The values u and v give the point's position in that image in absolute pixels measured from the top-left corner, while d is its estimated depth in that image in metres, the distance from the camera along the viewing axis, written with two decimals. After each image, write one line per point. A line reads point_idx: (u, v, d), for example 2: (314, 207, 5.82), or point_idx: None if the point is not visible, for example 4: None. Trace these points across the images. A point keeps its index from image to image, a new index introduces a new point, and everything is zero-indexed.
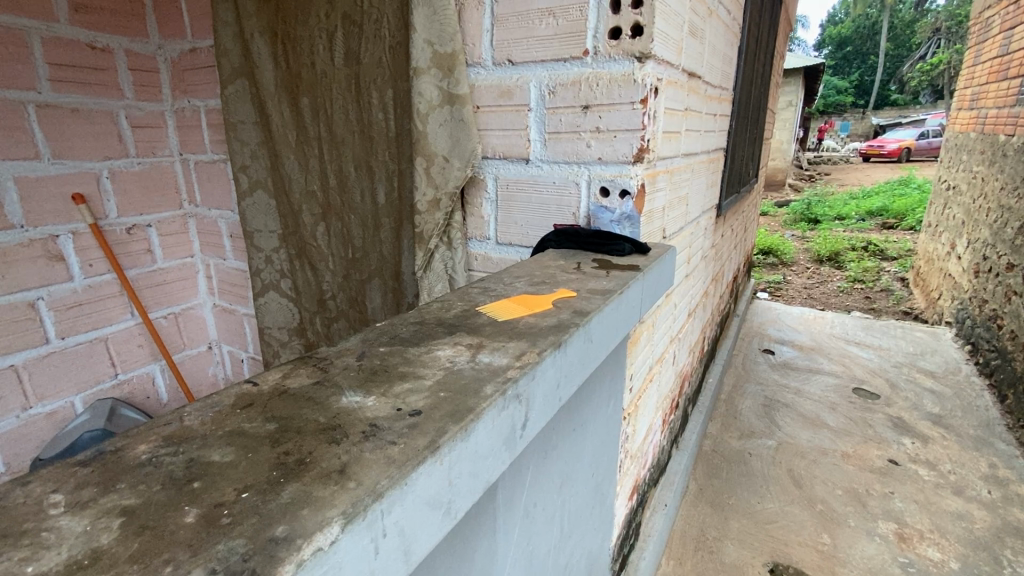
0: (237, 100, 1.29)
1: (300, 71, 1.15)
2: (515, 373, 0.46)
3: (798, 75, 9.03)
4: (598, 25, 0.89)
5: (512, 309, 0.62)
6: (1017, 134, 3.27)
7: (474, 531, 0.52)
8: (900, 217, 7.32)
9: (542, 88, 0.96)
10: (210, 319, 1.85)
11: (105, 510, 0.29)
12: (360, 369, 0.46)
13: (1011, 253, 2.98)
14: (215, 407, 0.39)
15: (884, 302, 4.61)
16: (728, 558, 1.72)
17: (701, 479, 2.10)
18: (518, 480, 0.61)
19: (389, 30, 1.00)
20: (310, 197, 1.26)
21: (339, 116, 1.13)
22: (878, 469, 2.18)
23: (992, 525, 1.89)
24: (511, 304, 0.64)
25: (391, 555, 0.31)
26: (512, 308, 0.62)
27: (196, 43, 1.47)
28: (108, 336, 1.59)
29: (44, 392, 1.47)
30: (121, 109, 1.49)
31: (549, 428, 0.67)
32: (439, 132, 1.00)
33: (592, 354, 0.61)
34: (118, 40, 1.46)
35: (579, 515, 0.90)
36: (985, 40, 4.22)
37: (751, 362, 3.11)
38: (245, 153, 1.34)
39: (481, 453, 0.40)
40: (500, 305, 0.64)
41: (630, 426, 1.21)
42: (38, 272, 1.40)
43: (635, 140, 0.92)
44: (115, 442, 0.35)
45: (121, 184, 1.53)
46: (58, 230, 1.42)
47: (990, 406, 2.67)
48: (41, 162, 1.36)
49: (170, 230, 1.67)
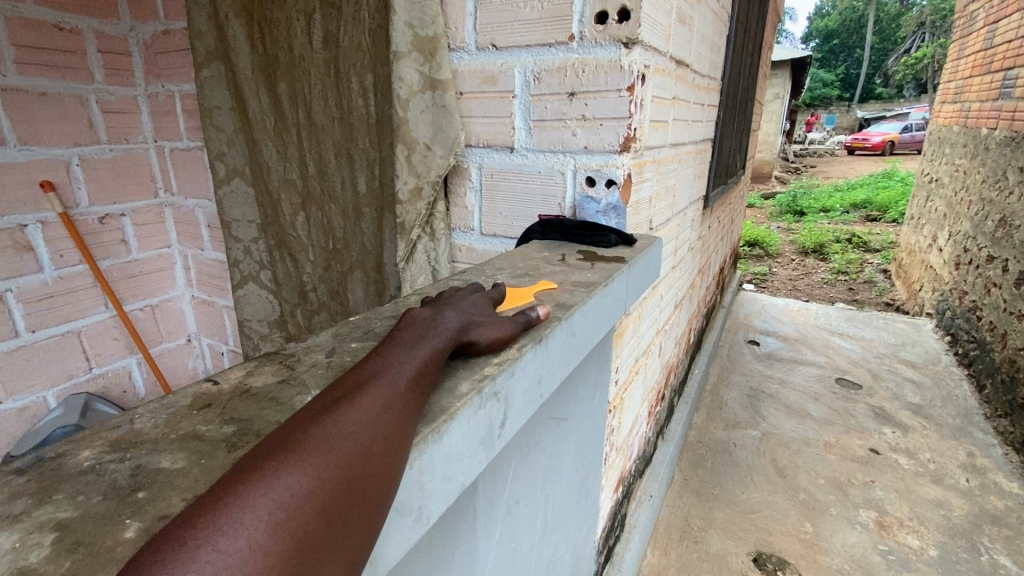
0: (213, 85, 1.25)
1: (276, 55, 1.11)
2: (493, 369, 0.44)
3: (787, 67, 9.03)
4: (585, 9, 0.86)
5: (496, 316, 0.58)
6: (999, 128, 3.30)
7: (453, 533, 0.51)
8: (883, 209, 7.41)
9: (527, 74, 0.94)
10: (188, 312, 1.81)
11: (37, 524, 0.26)
12: (330, 367, 0.44)
13: (992, 245, 3.02)
14: (170, 409, 0.37)
15: (866, 294, 4.67)
16: (713, 548, 1.73)
17: (686, 470, 2.11)
18: (499, 478, 0.59)
19: (369, 12, 0.96)
20: (289, 185, 1.22)
21: (318, 101, 1.10)
22: (860, 458, 2.21)
23: (969, 513, 1.93)
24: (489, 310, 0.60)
25: None
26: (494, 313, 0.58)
27: (170, 25, 1.42)
28: (81, 329, 1.54)
29: (14, 387, 1.42)
30: (91, 94, 1.43)
31: (532, 425, 0.66)
32: (421, 119, 0.97)
33: (575, 348, 0.60)
34: (87, 21, 1.40)
35: (562, 511, 0.89)
36: (969, 33, 4.25)
37: (736, 353, 3.13)
38: (221, 140, 1.30)
39: (456, 454, 0.38)
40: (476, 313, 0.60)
41: (615, 420, 1.20)
42: (6, 263, 1.35)
43: (622, 129, 0.89)
44: (57, 448, 0.33)
45: (92, 172, 1.47)
46: (26, 219, 1.36)
47: (968, 396, 2.72)
48: (6, 148, 1.30)
49: (146, 220, 1.62)
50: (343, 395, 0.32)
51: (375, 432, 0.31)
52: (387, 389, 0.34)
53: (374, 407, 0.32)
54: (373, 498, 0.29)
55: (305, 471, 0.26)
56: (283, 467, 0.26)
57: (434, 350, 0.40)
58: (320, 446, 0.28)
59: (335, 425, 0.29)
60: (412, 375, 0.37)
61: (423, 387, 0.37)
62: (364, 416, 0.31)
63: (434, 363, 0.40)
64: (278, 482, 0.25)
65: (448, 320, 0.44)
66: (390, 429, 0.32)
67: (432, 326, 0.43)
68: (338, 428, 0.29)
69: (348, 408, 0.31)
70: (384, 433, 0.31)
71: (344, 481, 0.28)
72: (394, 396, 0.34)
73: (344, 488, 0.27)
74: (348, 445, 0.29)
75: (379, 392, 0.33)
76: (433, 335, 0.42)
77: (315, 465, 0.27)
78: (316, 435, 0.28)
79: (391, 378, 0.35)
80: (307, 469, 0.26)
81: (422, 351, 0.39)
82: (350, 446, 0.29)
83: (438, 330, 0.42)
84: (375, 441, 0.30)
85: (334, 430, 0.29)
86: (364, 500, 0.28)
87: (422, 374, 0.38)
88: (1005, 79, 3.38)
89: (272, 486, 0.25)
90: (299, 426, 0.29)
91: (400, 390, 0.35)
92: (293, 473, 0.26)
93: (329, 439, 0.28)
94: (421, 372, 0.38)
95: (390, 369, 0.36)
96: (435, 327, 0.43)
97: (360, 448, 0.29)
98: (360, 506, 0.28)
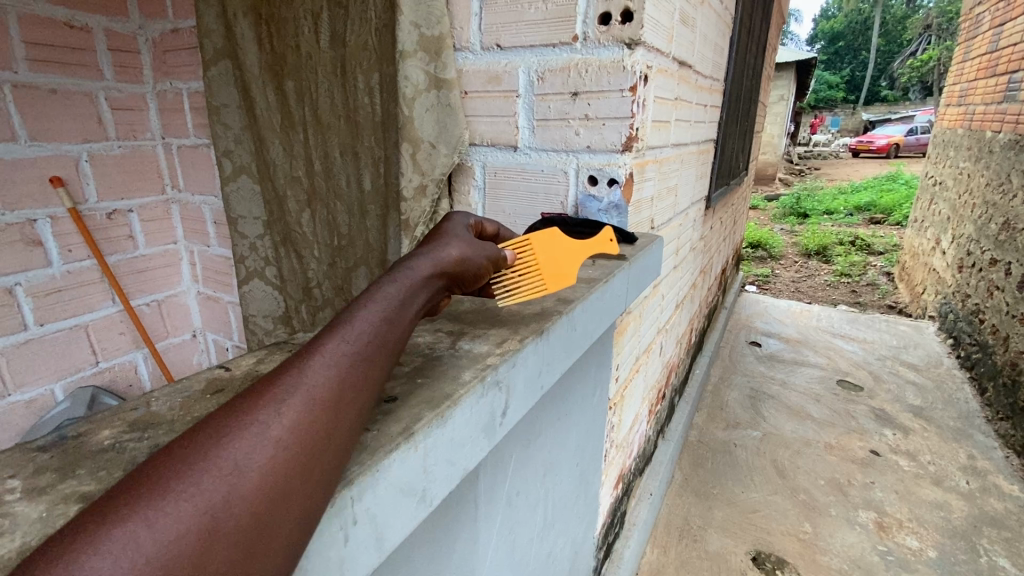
0: (220, 83, 1.26)
1: (284, 54, 1.13)
2: (495, 360, 0.45)
3: (792, 69, 9.01)
4: (588, 10, 0.87)
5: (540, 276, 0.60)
6: (1003, 131, 3.30)
7: (454, 520, 0.52)
8: (887, 212, 7.40)
9: (531, 74, 0.95)
10: (194, 307, 1.83)
11: (62, 497, 0.28)
12: None
13: (995, 249, 3.02)
14: (185, 393, 0.39)
15: (869, 296, 4.67)
16: (712, 546, 1.74)
17: (686, 469, 2.12)
18: (500, 470, 0.61)
19: (376, 12, 0.98)
20: (295, 182, 1.24)
21: (324, 99, 1.11)
22: (861, 459, 2.21)
23: (969, 515, 1.93)
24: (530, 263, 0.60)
25: (361, 543, 0.32)
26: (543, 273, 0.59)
27: (178, 23, 1.43)
28: (88, 324, 1.56)
29: (22, 379, 1.44)
30: (101, 91, 1.45)
31: (533, 418, 0.67)
32: (426, 117, 0.98)
33: (576, 342, 0.61)
34: (97, 19, 1.41)
35: (562, 505, 0.90)
36: (974, 36, 4.25)
37: (738, 354, 3.14)
38: (228, 137, 1.31)
39: (458, 440, 0.40)
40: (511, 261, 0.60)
41: (615, 417, 1.21)
42: (15, 257, 1.37)
43: (624, 129, 0.91)
44: (77, 428, 0.34)
45: (101, 168, 1.49)
46: (35, 214, 1.38)
47: (970, 399, 2.72)
48: (17, 144, 1.32)
49: (153, 216, 1.64)
50: (242, 404, 0.29)
51: (273, 452, 0.28)
52: (298, 393, 0.30)
53: (277, 420, 0.29)
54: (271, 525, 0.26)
55: (166, 514, 0.24)
56: (136, 513, 0.23)
57: (373, 336, 0.36)
58: (190, 483, 0.25)
59: (217, 451, 0.26)
60: (334, 390, 0.32)
61: (355, 381, 0.33)
62: (260, 432, 0.28)
63: (371, 351, 0.35)
64: (129, 533, 0.23)
65: (396, 295, 0.40)
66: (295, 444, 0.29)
67: (375, 302, 0.39)
68: (219, 464, 0.26)
69: (239, 426, 0.28)
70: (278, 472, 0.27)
71: (220, 521, 0.25)
72: (310, 398, 0.30)
73: (224, 529, 0.25)
74: (231, 477, 0.26)
75: (283, 416, 0.29)
76: (374, 313, 0.37)
77: (179, 509, 0.24)
78: (187, 467, 0.26)
79: (308, 377, 0.31)
80: (157, 530, 0.23)
81: (356, 337, 0.35)
82: (233, 477, 0.26)
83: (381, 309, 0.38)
84: (275, 462, 0.27)
85: (215, 458, 0.26)
86: (257, 535, 0.26)
87: (354, 367, 0.34)
88: (1009, 82, 3.38)
89: (117, 541, 0.22)
90: (179, 451, 0.27)
91: (320, 392, 0.31)
92: (146, 522, 0.23)
93: (204, 471, 0.26)
94: (352, 364, 0.34)
95: (307, 365, 0.32)
96: (376, 303, 0.39)
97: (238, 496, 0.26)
98: (254, 538, 0.26)
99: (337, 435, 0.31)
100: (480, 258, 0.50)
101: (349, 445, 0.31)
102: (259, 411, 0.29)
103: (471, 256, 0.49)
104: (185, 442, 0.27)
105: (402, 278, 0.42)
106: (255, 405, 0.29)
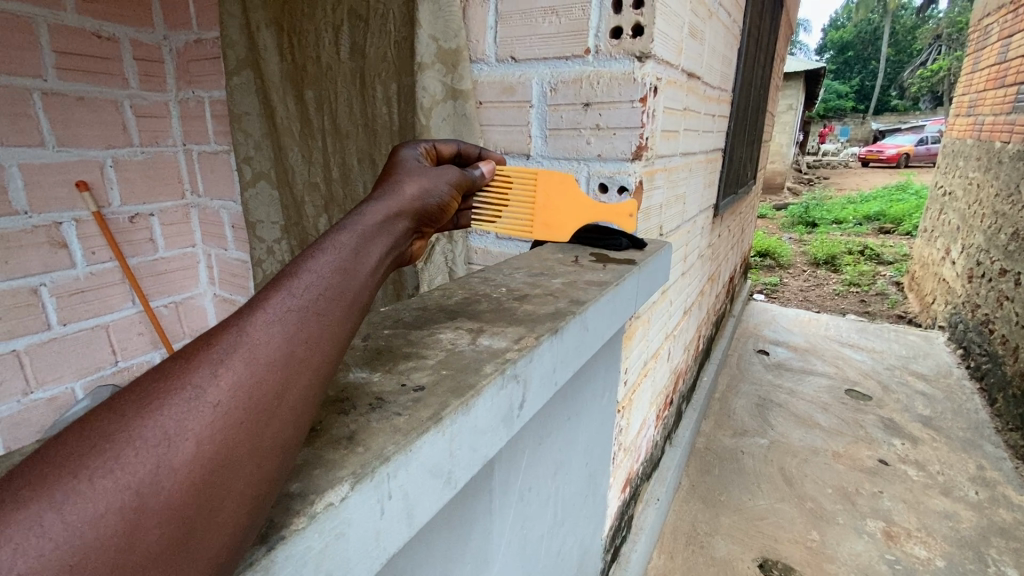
0: (242, 92, 1.31)
1: (305, 65, 1.17)
2: (513, 355, 0.48)
3: (800, 79, 9.02)
4: (600, 24, 0.91)
5: (536, 222, 0.76)
6: (1012, 141, 3.31)
7: (471, 510, 0.55)
8: (897, 222, 7.37)
9: (544, 85, 0.98)
10: (210, 309, 1.87)
11: None
12: (366, 350, 0.51)
13: (1004, 259, 3.01)
14: None
15: (878, 306, 4.65)
16: (719, 553, 1.75)
17: (693, 476, 2.13)
18: (514, 464, 0.63)
19: (395, 25, 1.02)
20: (313, 188, 1.28)
21: (343, 109, 1.15)
22: (868, 468, 2.21)
23: (978, 525, 1.92)
24: (535, 206, 0.75)
25: (395, 517, 0.35)
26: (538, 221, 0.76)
27: (202, 34, 1.49)
28: (109, 324, 1.60)
29: (45, 377, 1.48)
30: (126, 99, 1.50)
31: (546, 415, 0.70)
32: (442, 127, 1.02)
33: (588, 341, 0.64)
34: (124, 30, 1.47)
35: (571, 504, 0.92)
36: (983, 47, 4.25)
37: (745, 362, 3.14)
38: (248, 144, 1.36)
39: (481, 428, 0.43)
40: (521, 195, 0.74)
41: (623, 420, 1.24)
42: (42, 258, 1.42)
43: (634, 138, 0.93)
44: None
45: (125, 174, 1.54)
46: (61, 217, 1.43)
47: (979, 409, 2.71)
48: (46, 150, 1.37)
49: (173, 220, 1.69)
50: (169, 375, 0.30)
51: (205, 423, 0.28)
52: (231, 359, 0.31)
53: (208, 388, 0.29)
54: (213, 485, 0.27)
55: (82, 493, 0.24)
56: (48, 492, 0.24)
57: (317, 295, 0.36)
58: (115, 456, 0.26)
59: (140, 425, 0.27)
60: (276, 348, 0.32)
61: (300, 337, 0.34)
62: (188, 403, 0.28)
63: (317, 309, 0.36)
64: (38, 516, 0.23)
65: (345, 250, 0.40)
66: (230, 413, 0.29)
67: (324, 258, 0.39)
68: (147, 430, 0.27)
69: (165, 398, 0.28)
70: (216, 433, 0.28)
71: (147, 497, 0.25)
72: (248, 360, 0.31)
73: (153, 502, 0.26)
74: (157, 450, 0.26)
75: (216, 379, 0.30)
76: (320, 269, 0.38)
77: (95, 486, 0.25)
78: (109, 441, 0.26)
79: (243, 343, 0.32)
80: (85, 498, 0.24)
81: (298, 298, 0.35)
82: (161, 450, 0.27)
83: (327, 267, 0.38)
84: (211, 424, 0.28)
85: (138, 432, 0.27)
86: (194, 506, 0.27)
87: (296, 329, 0.34)
88: (1018, 93, 3.39)
89: (25, 522, 0.23)
90: (97, 426, 0.27)
91: (257, 357, 0.31)
92: (58, 502, 0.24)
93: (127, 445, 0.26)
94: (294, 326, 0.34)
95: (241, 331, 0.32)
96: (321, 260, 0.38)
97: (171, 459, 0.27)
98: (194, 499, 0.27)
99: (285, 394, 0.32)
100: (431, 201, 0.53)
101: (295, 410, 0.32)
102: (187, 381, 0.29)
103: (428, 197, 0.52)
104: (107, 415, 0.28)
105: (351, 234, 0.42)
106: (183, 374, 0.29)
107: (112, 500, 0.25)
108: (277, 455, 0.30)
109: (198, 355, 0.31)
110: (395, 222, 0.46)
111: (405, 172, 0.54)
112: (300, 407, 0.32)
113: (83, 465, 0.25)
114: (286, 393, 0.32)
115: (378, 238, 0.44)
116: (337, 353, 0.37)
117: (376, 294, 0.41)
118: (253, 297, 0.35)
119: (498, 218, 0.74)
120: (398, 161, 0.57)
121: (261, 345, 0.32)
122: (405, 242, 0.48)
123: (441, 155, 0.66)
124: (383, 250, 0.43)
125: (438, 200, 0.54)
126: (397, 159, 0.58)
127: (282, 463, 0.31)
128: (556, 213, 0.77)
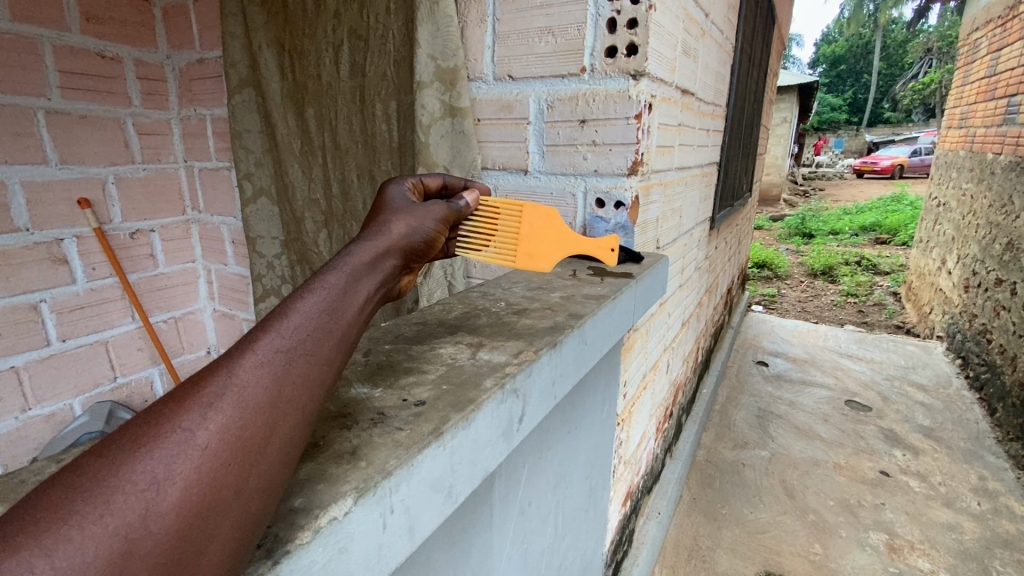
0: (244, 110, 1.32)
1: (306, 83, 1.19)
2: (513, 369, 0.49)
3: (794, 92, 9.11)
4: (596, 44, 0.93)
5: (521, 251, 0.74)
6: (1004, 153, 3.35)
7: (471, 526, 0.55)
8: (892, 233, 7.43)
9: (541, 103, 1.00)
10: (209, 324, 1.87)
11: None
12: (368, 365, 0.52)
13: (1000, 269, 3.03)
14: None
15: (877, 316, 4.65)
16: (722, 567, 1.73)
17: (695, 489, 2.12)
18: (514, 478, 0.63)
19: (394, 45, 1.05)
20: (313, 204, 1.30)
21: (342, 126, 1.17)
22: (870, 480, 2.20)
23: (981, 538, 1.91)
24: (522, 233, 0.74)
25: (396, 531, 0.35)
26: (526, 245, 0.73)
27: (204, 53, 1.51)
28: (108, 340, 1.60)
29: (43, 393, 1.48)
30: (128, 116, 1.52)
31: (546, 427, 0.70)
32: (441, 143, 1.03)
33: (587, 355, 0.64)
34: (128, 50, 1.49)
35: (572, 518, 0.92)
36: (972, 61, 4.33)
37: (745, 373, 3.14)
38: (249, 161, 1.37)
39: (480, 442, 0.43)
40: (509, 222, 0.73)
41: (624, 432, 1.24)
42: (42, 275, 1.42)
43: (630, 154, 0.95)
44: None
45: (126, 190, 1.55)
46: (63, 234, 1.44)
47: (980, 420, 2.70)
48: (49, 167, 1.39)
49: (173, 235, 1.70)
50: (157, 419, 0.30)
51: (193, 466, 0.28)
52: (222, 401, 0.31)
53: (198, 431, 0.29)
54: (199, 527, 0.27)
55: (71, 540, 0.24)
56: (38, 540, 0.24)
57: (305, 334, 0.37)
58: (103, 502, 0.26)
59: (130, 469, 0.27)
60: (266, 389, 0.33)
61: (289, 379, 0.34)
62: (178, 447, 0.29)
63: (305, 350, 0.36)
64: (29, 563, 0.23)
65: (334, 288, 0.41)
66: (219, 455, 0.29)
67: (313, 296, 0.39)
68: (134, 476, 0.27)
69: (155, 442, 0.28)
70: (204, 476, 0.28)
71: (135, 541, 0.26)
72: (237, 402, 0.31)
73: (140, 548, 0.26)
74: (147, 495, 0.27)
75: (204, 421, 0.30)
76: (308, 309, 0.38)
77: (85, 533, 0.25)
78: (96, 487, 0.26)
79: (233, 384, 0.32)
80: (73, 546, 0.24)
81: (286, 339, 0.36)
82: (150, 494, 0.27)
83: (315, 306, 0.39)
84: (196, 469, 0.28)
85: (128, 475, 0.27)
86: (181, 551, 0.27)
87: (285, 369, 0.34)
88: (1008, 105, 3.44)
89: (14, 570, 0.23)
90: (89, 469, 0.27)
91: (246, 399, 0.32)
92: (49, 548, 0.24)
93: (116, 491, 0.26)
94: (282, 368, 0.34)
95: (231, 373, 0.33)
96: (311, 299, 0.39)
97: (157, 503, 0.27)
98: (182, 544, 0.27)
99: (271, 437, 0.32)
100: (421, 235, 0.53)
101: (282, 450, 0.33)
102: (178, 425, 0.29)
103: (415, 229, 0.53)
104: (95, 461, 0.28)
105: (340, 273, 0.42)
106: (172, 418, 0.30)
107: (100, 545, 0.25)
108: (264, 494, 0.31)
109: (187, 398, 0.31)
110: (382, 261, 0.47)
111: (393, 211, 0.54)
112: (288, 446, 0.33)
113: (70, 514, 0.25)
114: (271, 434, 0.32)
115: (367, 276, 0.44)
116: (323, 392, 0.37)
117: (362, 333, 0.42)
118: (241, 339, 0.36)
119: (488, 245, 0.72)
120: (387, 199, 0.58)
121: (251, 387, 0.32)
122: (393, 279, 0.49)
123: (429, 187, 0.67)
124: (371, 287, 0.44)
125: (425, 237, 0.54)
126: (386, 196, 0.58)
127: (270, 501, 0.31)
128: (542, 240, 0.75)
